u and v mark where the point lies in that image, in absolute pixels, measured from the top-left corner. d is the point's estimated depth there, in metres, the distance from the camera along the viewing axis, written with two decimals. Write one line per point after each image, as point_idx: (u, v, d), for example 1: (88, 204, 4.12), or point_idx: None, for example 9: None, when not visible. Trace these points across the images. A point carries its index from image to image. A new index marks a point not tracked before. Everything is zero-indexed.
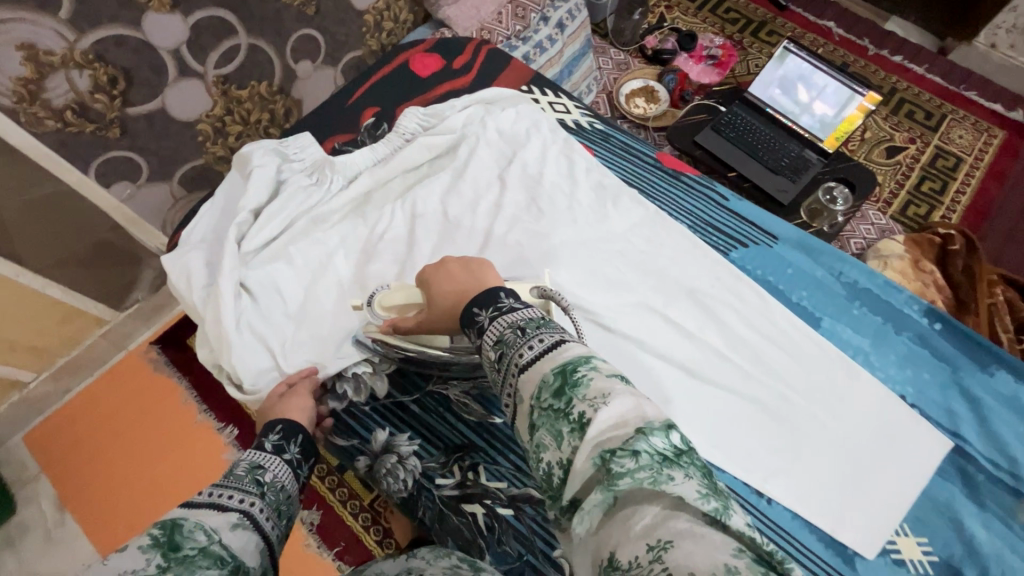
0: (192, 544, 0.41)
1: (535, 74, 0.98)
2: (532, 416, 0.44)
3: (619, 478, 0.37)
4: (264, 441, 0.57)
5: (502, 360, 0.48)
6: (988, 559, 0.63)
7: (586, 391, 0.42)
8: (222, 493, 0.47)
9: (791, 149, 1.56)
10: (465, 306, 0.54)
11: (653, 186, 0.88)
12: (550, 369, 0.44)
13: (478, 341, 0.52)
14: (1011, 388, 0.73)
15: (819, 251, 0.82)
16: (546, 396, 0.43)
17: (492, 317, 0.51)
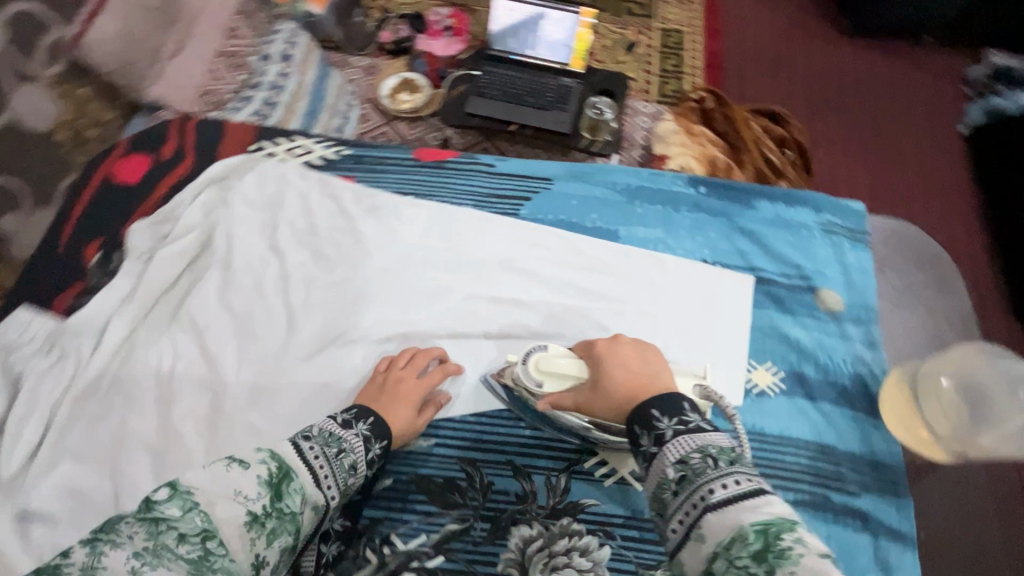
0: (290, 502, 0.51)
1: (257, 129, 0.90)
2: (712, 563, 0.42)
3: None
4: (357, 425, 0.62)
5: (683, 485, 0.46)
6: (813, 352, 0.75)
7: (793, 567, 0.39)
8: (325, 471, 0.56)
9: (549, 83, 1.76)
10: (642, 404, 0.53)
11: (425, 184, 0.87)
12: (751, 523, 0.42)
13: (650, 447, 0.50)
14: (771, 211, 0.85)
15: (588, 173, 0.88)
16: (742, 554, 0.41)
17: (676, 431, 0.50)
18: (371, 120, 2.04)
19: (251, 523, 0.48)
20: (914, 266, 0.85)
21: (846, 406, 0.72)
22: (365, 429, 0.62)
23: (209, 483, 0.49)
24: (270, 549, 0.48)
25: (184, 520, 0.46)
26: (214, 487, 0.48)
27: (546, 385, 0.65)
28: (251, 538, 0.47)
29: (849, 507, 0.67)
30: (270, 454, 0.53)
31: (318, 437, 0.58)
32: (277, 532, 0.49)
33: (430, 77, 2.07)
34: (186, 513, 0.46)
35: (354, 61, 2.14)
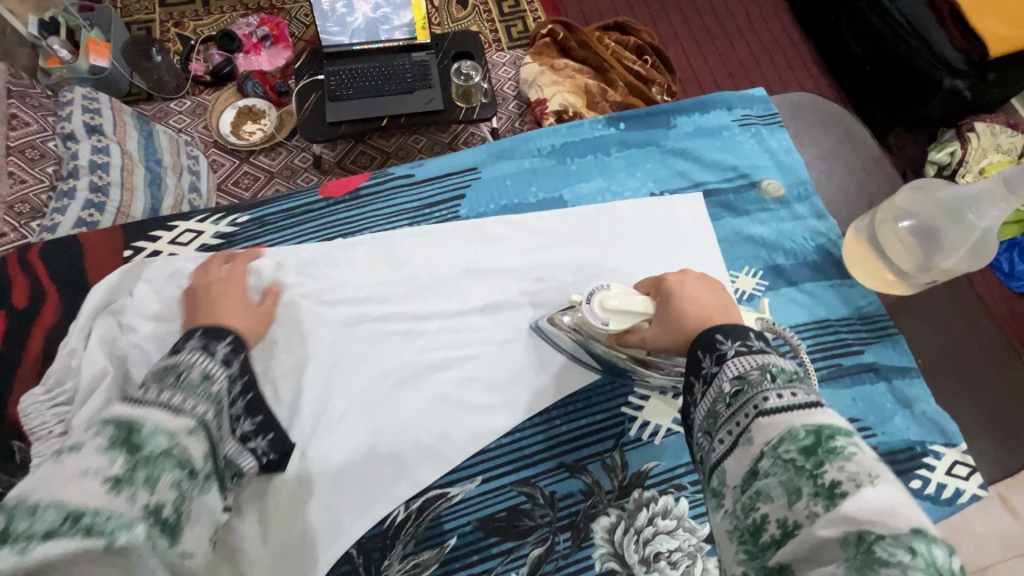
0: (155, 446, 0.39)
1: (123, 230, 0.75)
2: (758, 463, 0.38)
3: (883, 566, 0.29)
4: (214, 349, 0.49)
5: (737, 397, 0.42)
6: (779, 241, 0.79)
7: (846, 463, 0.35)
8: (179, 396, 0.43)
9: (403, 63, 1.65)
10: (705, 330, 0.49)
11: (349, 220, 0.77)
12: (802, 425, 0.38)
13: (709, 368, 0.46)
14: (690, 123, 0.86)
15: (509, 148, 0.84)
16: (791, 448, 0.37)
17: (739, 351, 0.46)
18: (223, 165, 1.80)
19: (116, 486, 0.36)
20: (823, 132, 0.91)
21: (822, 278, 0.77)
22: (202, 343, 0.49)
23: (47, 480, 0.35)
24: (161, 492, 0.38)
25: (39, 521, 0.33)
26: (56, 476, 0.35)
27: (611, 325, 0.60)
28: (129, 497, 0.36)
29: (860, 364, 0.72)
30: (102, 420, 0.38)
31: (146, 379, 0.44)
32: (156, 476, 0.38)
33: (270, 97, 1.87)
34: (37, 512, 0.33)
35: (175, 108, 1.86)
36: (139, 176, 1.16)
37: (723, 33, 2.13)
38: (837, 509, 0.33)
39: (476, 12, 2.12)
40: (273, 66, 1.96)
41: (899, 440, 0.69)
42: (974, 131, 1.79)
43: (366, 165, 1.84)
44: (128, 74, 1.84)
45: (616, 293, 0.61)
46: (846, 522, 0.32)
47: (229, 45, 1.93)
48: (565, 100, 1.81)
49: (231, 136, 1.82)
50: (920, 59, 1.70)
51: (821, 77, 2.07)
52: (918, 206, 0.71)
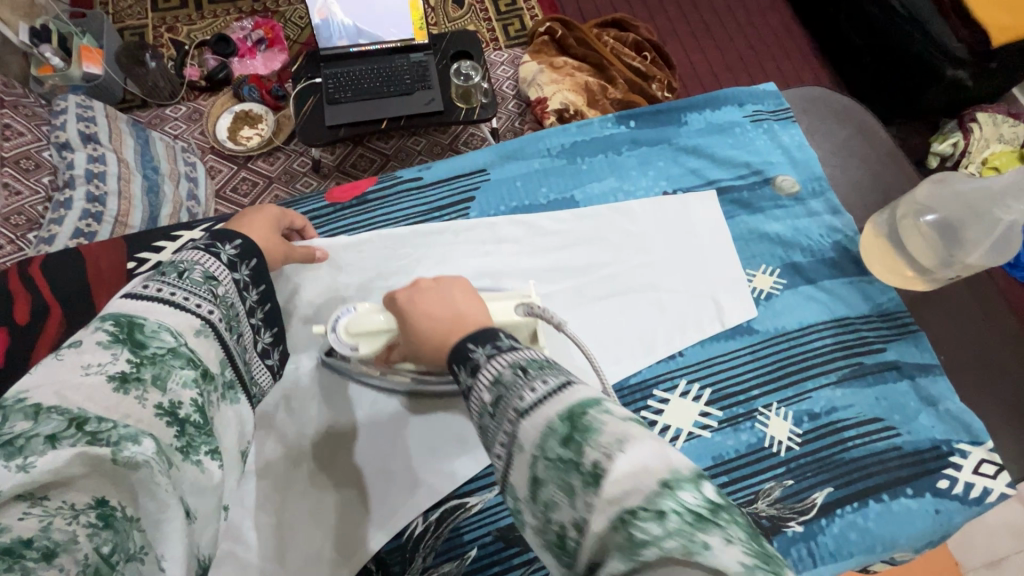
0: (160, 344, 0.40)
1: (126, 241, 0.74)
2: (533, 470, 0.34)
3: (642, 549, 0.28)
4: (220, 252, 0.51)
5: (497, 405, 0.36)
6: (795, 238, 0.78)
7: (600, 435, 0.32)
8: (182, 295, 0.45)
9: (401, 64, 1.63)
10: (456, 344, 0.42)
11: (357, 226, 0.75)
12: (557, 413, 0.34)
13: (466, 384, 0.40)
14: (702, 120, 0.84)
15: (517, 149, 0.82)
16: (553, 445, 0.33)
17: (489, 355, 0.40)
18: (221, 171, 1.78)
19: (123, 382, 0.36)
20: (835, 124, 0.89)
21: (840, 274, 0.76)
22: (207, 244, 0.51)
23: (50, 377, 0.35)
24: (173, 392, 0.39)
25: (42, 425, 0.32)
26: (59, 376, 0.35)
27: (361, 350, 0.60)
28: (136, 396, 0.36)
29: (882, 362, 0.71)
30: (103, 317, 0.40)
31: (148, 274, 0.46)
32: (164, 375, 0.39)
33: (267, 101, 1.84)
34: (41, 416, 0.32)
35: (171, 114, 1.84)
36: (136, 184, 1.17)
37: (722, 28, 2.12)
38: (599, 495, 0.30)
39: (473, 10, 2.10)
40: (269, 69, 1.93)
41: (924, 439, 0.68)
42: (976, 121, 1.79)
43: (366, 168, 1.82)
44: (122, 81, 1.82)
45: (358, 314, 0.61)
46: (610, 504, 0.30)
47: (224, 48, 1.91)
48: (565, 98, 1.79)
49: (228, 141, 1.80)
50: (921, 49, 1.70)
51: (821, 69, 2.06)
52: (939, 202, 0.70)
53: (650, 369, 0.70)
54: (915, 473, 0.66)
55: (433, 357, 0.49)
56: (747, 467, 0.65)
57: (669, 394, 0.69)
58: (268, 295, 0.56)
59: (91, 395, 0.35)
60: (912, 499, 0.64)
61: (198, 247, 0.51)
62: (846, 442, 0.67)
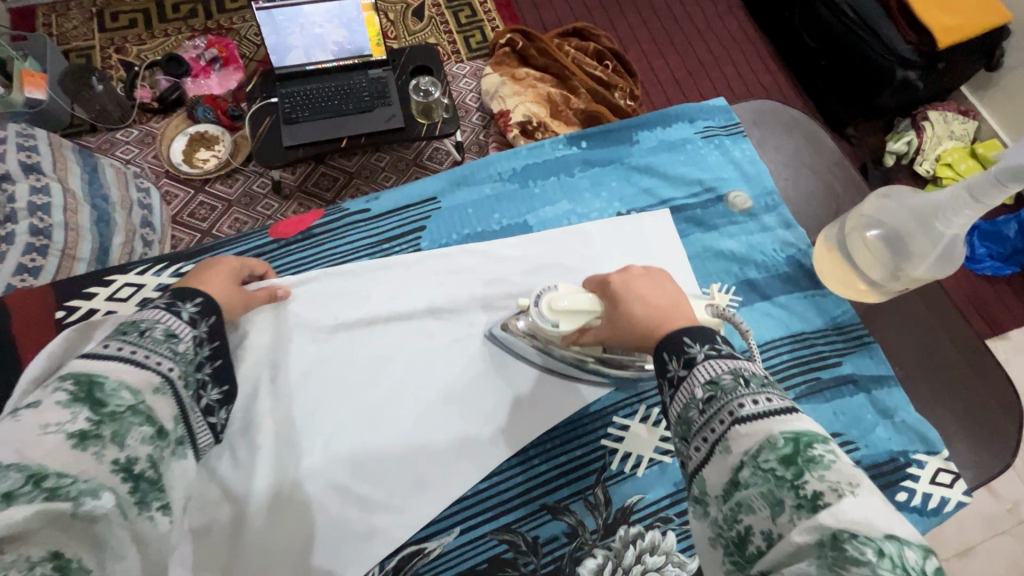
0: (119, 402, 0.41)
1: (54, 288, 0.69)
2: (739, 473, 0.38)
3: (856, 567, 0.31)
4: (180, 309, 0.51)
5: (711, 403, 0.41)
6: (750, 254, 0.78)
7: (825, 471, 0.35)
8: (147, 355, 0.45)
9: (359, 81, 1.60)
10: (672, 334, 0.48)
11: (303, 262, 0.73)
12: (780, 432, 0.37)
13: (677, 373, 0.46)
14: (654, 138, 0.84)
15: (468, 175, 0.80)
16: (771, 458, 0.37)
17: (707, 354, 0.45)
18: (177, 196, 1.73)
19: (82, 440, 0.37)
20: (786, 136, 0.90)
21: (795, 289, 0.76)
22: (169, 303, 0.51)
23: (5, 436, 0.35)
24: (131, 447, 0.40)
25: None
26: (14, 435, 0.35)
27: (562, 325, 0.59)
28: (95, 454, 0.38)
29: (838, 376, 0.71)
30: (61, 376, 0.40)
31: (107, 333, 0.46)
32: (124, 433, 0.40)
33: (222, 121, 1.79)
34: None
35: (121, 138, 1.78)
36: (84, 216, 1.13)
37: (681, 35, 2.15)
38: (815, 519, 0.33)
39: (433, 23, 2.09)
40: (224, 88, 1.88)
41: (882, 451, 0.68)
42: (927, 120, 1.85)
43: (329, 187, 1.79)
44: (68, 106, 1.74)
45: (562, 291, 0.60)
46: (821, 529, 0.33)
47: (175, 68, 1.85)
48: (528, 110, 1.78)
49: (184, 165, 1.74)
50: (871, 52, 1.74)
51: (779, 73, 2.09)
52: (886, 214, 0.69)
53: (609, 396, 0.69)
54: None
55: (638, 343, 0.53)
56: None
57: (630, 420, 0.69)
58: (224, 352, 0.55)
59: (48, 454, 0.36)
60: None
61: (161, 302, 0.50)
62: None
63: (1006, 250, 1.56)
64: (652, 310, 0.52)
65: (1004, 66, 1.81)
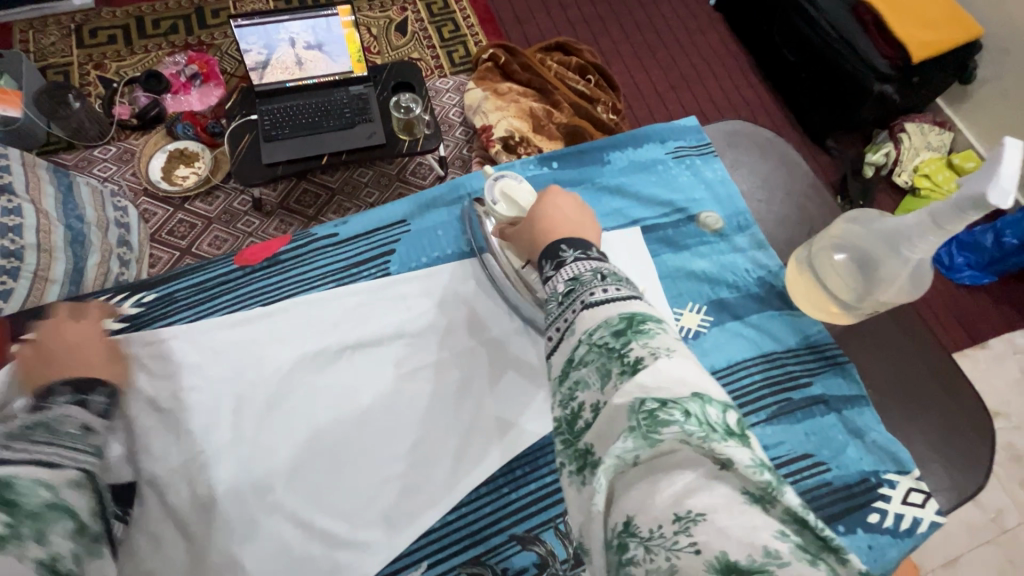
0: (32, 499, 0.42)
1: (10, 321, 0.66)
2: (581, 354, 0.45)
3: (661, 424, 0.36)
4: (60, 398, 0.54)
5: (570, 294, 0.50)
6: (722, 274, 0.78)
7: (647, 341, 0.43)
8: (58, 453, 0.48)
9: (340, 98, 1.60)
10: (554, 243, 0.57)
11: (269, 289, 0.71)
12: (616, 316, 0.46)
13: (552, 271, 0.55)
14: (625, 158, 0.84)
15: (437, 196, 0.80)
16: (605, 333, 0.45)
17: (577, 257, 0.54)
18: (156, 214, 1.71)
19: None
20: (758, 156, 0.90)
21: (767, 309, 0.76)
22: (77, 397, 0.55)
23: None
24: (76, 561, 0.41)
25: None
26: None
27: (500, 207, 0.71)
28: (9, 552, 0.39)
29: (809, 397, 0.71)
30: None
31: None
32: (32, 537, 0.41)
33: (202, 138, 1.78)
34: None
35: (98, 155, 1.77)
36: (58, 236, 1.11)
37: (663, 49, 2.17)
38: (629, 379, 0.40)
39: (416, 38, 2.09)
40: (205, 104, 1.88)
41: (854, 473, 0.68)
42: (903, 132, 1.88)
43: (311, 203, 1.78)
44: (45, 124, 1.73)
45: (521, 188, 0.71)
46: (636, 390, 0.39)
47: (154, 85, 1.85)
48: (510, 124, 1.79)
49: (162, 182, 1.73)
50: (849, 66, 1.78)
51: (759, 86, 2.12)
52: (852, 236, 0.70)
53: None
54: (845, 509, 0.66)
55: (534, 241, 0.62)
56: None
57: None
58: None
59: None
60: (845, 536, 0.64)
61: None
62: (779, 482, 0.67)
63: (983, 259, 1.58)
64: (556, 218, 0.62)
65: (978, 79, 1.84)
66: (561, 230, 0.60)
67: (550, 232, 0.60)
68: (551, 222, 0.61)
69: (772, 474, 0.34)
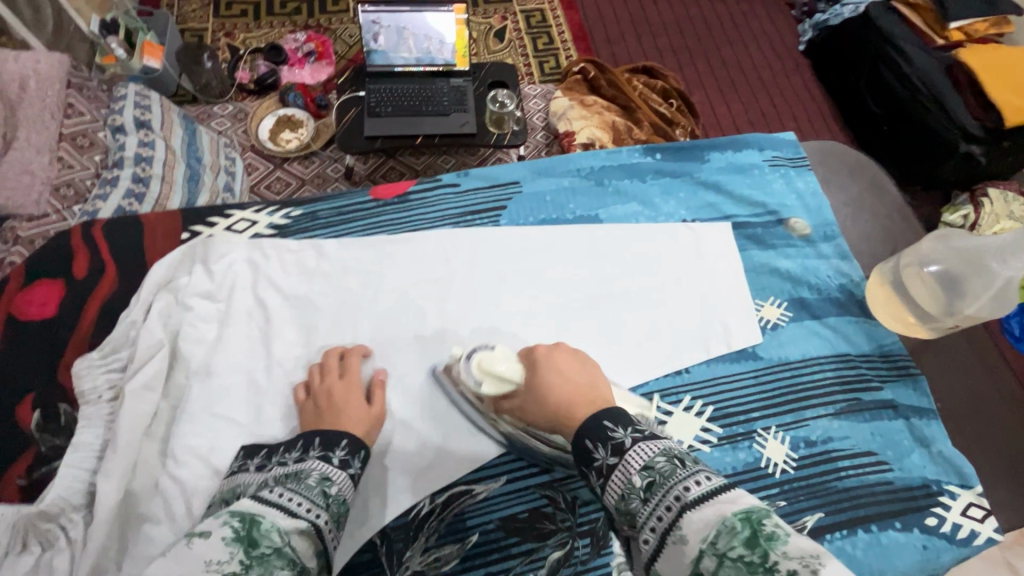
0: (269, 543, 0.44)
1: (181, 216, 0.78)
2: (707, 569, 0.38)
3: None
4: (332, 455, 0.57)
5: (652, 492, 0.44)
6: (804, 276, 0.82)
7: (786, 547, 0.38)
8: (295, 500, 0.50)
9: (441, 87, 1.73)
10: (596, 417, 0.51)
11: (394, 222, 0.81)
12: (730, 515, 0.40)
13: (616, 464, 0.47)
14: (724, 159, 0.90)
15: (549, 167, 0.88)
16: (734, 545, 0.38)
17: (634, 438, 0.48)
18: (258, 169, 1.87)
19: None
20: (849, 178, 0.95)
21: (846, 314, 0.80)
22: (323, 450, 0.58)
23: (178, 566, 0.41)
24: None
25: None
26: (186, 569, 0.40)
27: (486, 386, 0.61)
28: None
29: (879, 400, 0.74)
30: (231, 513, 0.46)
31: None
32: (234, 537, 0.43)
33: (310, 109, 1.94)
34: None
35: (217, 111, 1.94)
36: (179, 171, 1.23)
37: (747, 85, 2.23)
38: None
39: (512, 45, 2.23)
40: (315, 79, 2.05)
41: (916, 477, 0.71)
42: (986, 196, 1.84)
43: (396, 180, 1.91)
44: (176, 76, 1.94)
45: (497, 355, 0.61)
46: None
47: (275, 57, 2.04)
48: (592, 134, 1.87)
49: (269, 142, 1.89)
50: (934, 121, 1.78)
51: (839, 132, 2.14)
52: (939, 254, 0.77)
53: (659, 382, 0.74)
54: (903, 508, 0.68)
55: (560, 423, 0.54)
56: (743, 482, 0.68)
57: (674, 408, 0.72)
58: None
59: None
60: (900, 532, 0.67)
61: None
62: (839, 471, 0.70)
63: None
64: (570, 389, 0.55)
65: None
66: (580, 407, 0.53)
67: (571, 410, 0.53)
68: (555, 395, 0.55)
69: None
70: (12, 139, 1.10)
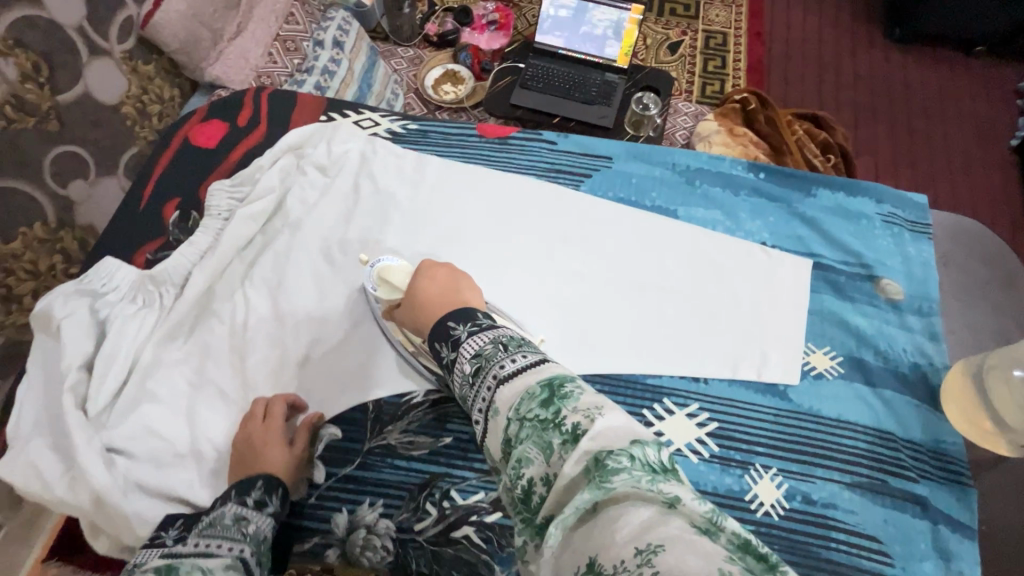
0: None
1: (325, 102, 0.93)
2: (513, 432, 0.46)
3: (615, 475, 0.38)
4: (247, 496, 0.60)
5: (478, 373, 0.52)
6: (875, 339, 0.75)
7: (575, 404, 0.44)
8: (216, 545, 0.56)
9: (594, 78, 1.77)
10: (442, 320, 0.58)
11: (489, 158, 0.89)
12: (535, 383, 0.47)
13: (454, 355, 0.55)
14: (832, 199, 0.85)
15: (647, 153, 0.89)
16: (532, 406, 0.46)
17: (469, 330, 0.56)
18: (414, 110, 2.06)
19: None
20: (977, 264, 0.84)
21: (909, 394, 0.72)
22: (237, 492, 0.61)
23: None
24: None
25: None
26: None
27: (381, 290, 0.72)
28: None
29: (908, 492, 0.67)
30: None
31: None
32: None
33: (474, 69, 2.10)
34: None
35: (400, 52, 2.20)
36: (352, 92, 1.27)
37: (927, 162, 1.99)
38: (577, 446, 0.41)
39: (684, 59, 2.12)
40: (489, 46, 2.22)
41: None
42: None
43: None
44: (378, 16, 2.20)
45: (396, 267, 0.72)
46: (584, 451, 0.41)
47: (463, 18, 2.23)
48: None
49: (430, 89, 2.08)
50: None
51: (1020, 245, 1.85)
52: None
53: (673, 379, 0.73)
54: None
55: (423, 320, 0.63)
56: (717, 505, 0.66)
57: (677, 408, 0.72)
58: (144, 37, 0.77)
59: None
60: None
61: None
62: (829, 541, 0.64)
63: None
64: (436, 292, 0.64)
65: None
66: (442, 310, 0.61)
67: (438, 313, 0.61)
68: (424, 301, 0.64)
69: (712, 507, 0.37)
70: (240, 28, 1.21)
